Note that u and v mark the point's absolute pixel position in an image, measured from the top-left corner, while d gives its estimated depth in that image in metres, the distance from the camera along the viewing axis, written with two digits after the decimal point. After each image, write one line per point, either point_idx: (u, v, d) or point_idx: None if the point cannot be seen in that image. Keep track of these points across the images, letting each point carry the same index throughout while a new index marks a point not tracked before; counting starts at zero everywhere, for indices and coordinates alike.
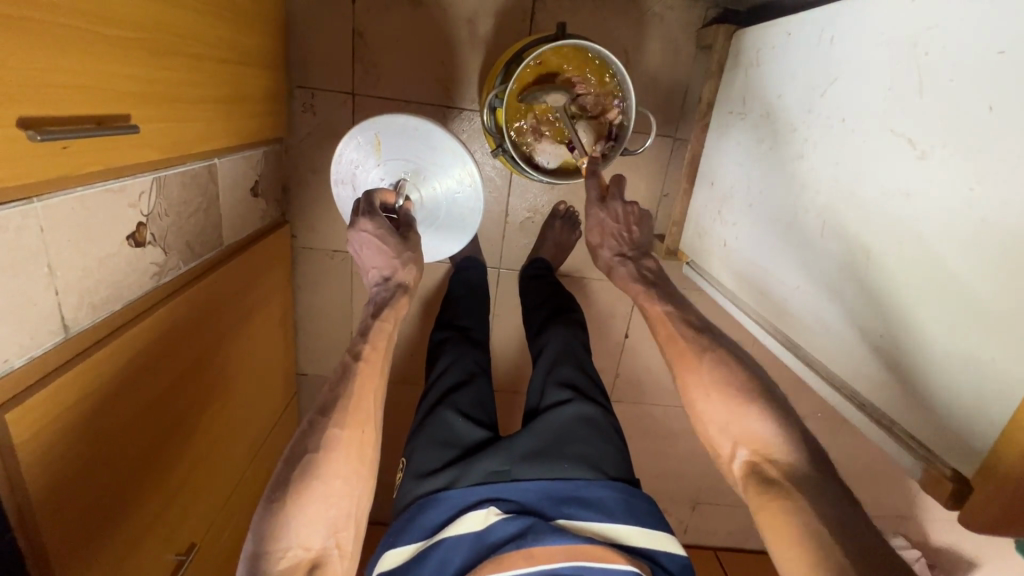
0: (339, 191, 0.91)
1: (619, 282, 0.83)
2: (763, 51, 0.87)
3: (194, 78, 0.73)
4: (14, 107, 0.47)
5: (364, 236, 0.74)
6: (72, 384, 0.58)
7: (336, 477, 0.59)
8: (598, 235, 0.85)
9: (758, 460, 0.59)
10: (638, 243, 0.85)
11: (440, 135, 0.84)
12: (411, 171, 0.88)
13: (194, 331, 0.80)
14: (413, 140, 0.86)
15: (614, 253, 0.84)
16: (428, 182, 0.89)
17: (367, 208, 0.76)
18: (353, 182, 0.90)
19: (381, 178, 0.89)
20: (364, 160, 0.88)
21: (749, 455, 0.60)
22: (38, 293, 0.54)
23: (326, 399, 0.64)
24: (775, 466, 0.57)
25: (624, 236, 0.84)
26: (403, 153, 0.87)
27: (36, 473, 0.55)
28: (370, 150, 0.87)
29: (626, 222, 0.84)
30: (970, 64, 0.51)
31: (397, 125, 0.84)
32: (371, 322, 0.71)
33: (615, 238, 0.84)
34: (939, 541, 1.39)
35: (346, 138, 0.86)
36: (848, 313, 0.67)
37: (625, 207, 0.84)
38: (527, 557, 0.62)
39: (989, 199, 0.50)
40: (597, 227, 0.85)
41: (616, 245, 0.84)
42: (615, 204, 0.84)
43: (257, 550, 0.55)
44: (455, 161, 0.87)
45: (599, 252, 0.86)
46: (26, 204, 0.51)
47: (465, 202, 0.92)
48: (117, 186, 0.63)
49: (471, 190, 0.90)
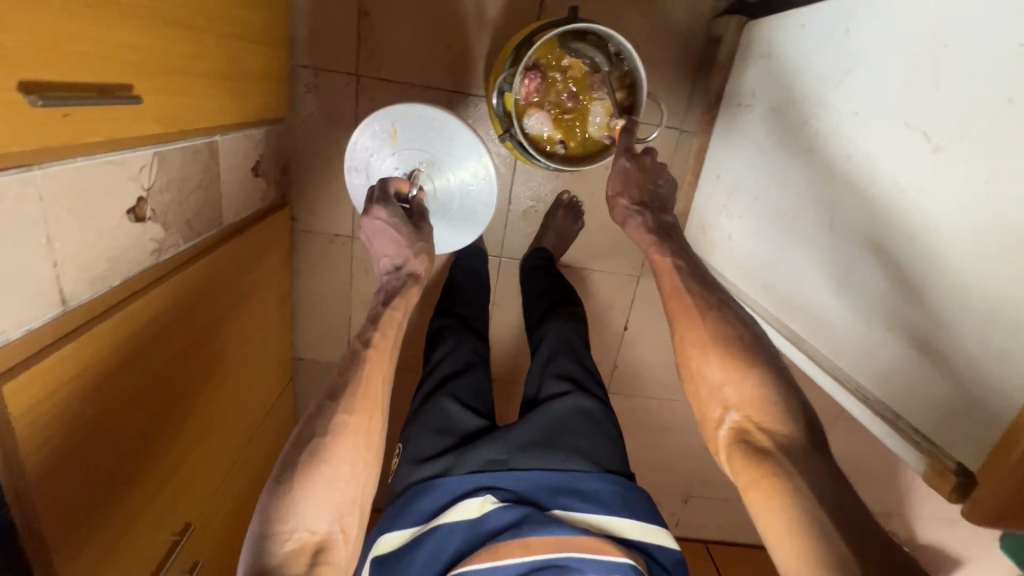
0: (353, 179, 0.90)
1: (629, 234, 0.79)
2: (775, 43, 0.87)
3: (196, 51, 0.71)
4: (14, 71, 0.45)
5: (377, 224, 0.73)
6: (71, 358, 0.57)
7: (343, 463, 0.58)
8: (619, 184, 0.81)
9: (747, 426, 0.59)
10: (657, 196, 0.81)
11: (458, 126, 0.83)
12: (427, 161, 0.87)
13: (192, 311, 0.79)
14: (429, 131, 0.85)
15: (633, 202, 0.79)
16: (442, 173, 0.88)
17: (380, 196, 0.76)
18: (367, 170, 0.89)
19: (395, 167, 0.88)
20: (378, 148, 0.87)
21: (739, 420, 0.59)
22: (36, 265, 0.53)
23: (335, 383, 0.63)
24: (765, 434, 0.57)
25: (646, 188, 0.81)
26: (419, 143, 0.86)
27: (33, 447, 0.54)
28: (385, 139, 0.86)
29: (651, 175, 0.82)
30: (991, 56, 0.50)
31: (414, 115, 0.83)
32: (381, 310, 0.70)
33: (639, 188, 0.80)
34: (926, 538, 1.42)
35: (362, 125, 0.84)
36: (854, 310, 0.67)
37: (653, 162, 0.83)
38: (523, 546, 0.62)
39: (1003, 195, 0.50)
40: (620, 175, 0.81)
41: (636, 194, 0.80)
42: (644, 156, 0.82)
43: (263, 531, 0.54)
44: (471, 153, 0.86)
45: (615, 201, 0.81)
46: (25, 172, 0.50)
47: (478, 195, 0.91)
48: (117, 159, 0.62)
49: (485, 183, 0.89)
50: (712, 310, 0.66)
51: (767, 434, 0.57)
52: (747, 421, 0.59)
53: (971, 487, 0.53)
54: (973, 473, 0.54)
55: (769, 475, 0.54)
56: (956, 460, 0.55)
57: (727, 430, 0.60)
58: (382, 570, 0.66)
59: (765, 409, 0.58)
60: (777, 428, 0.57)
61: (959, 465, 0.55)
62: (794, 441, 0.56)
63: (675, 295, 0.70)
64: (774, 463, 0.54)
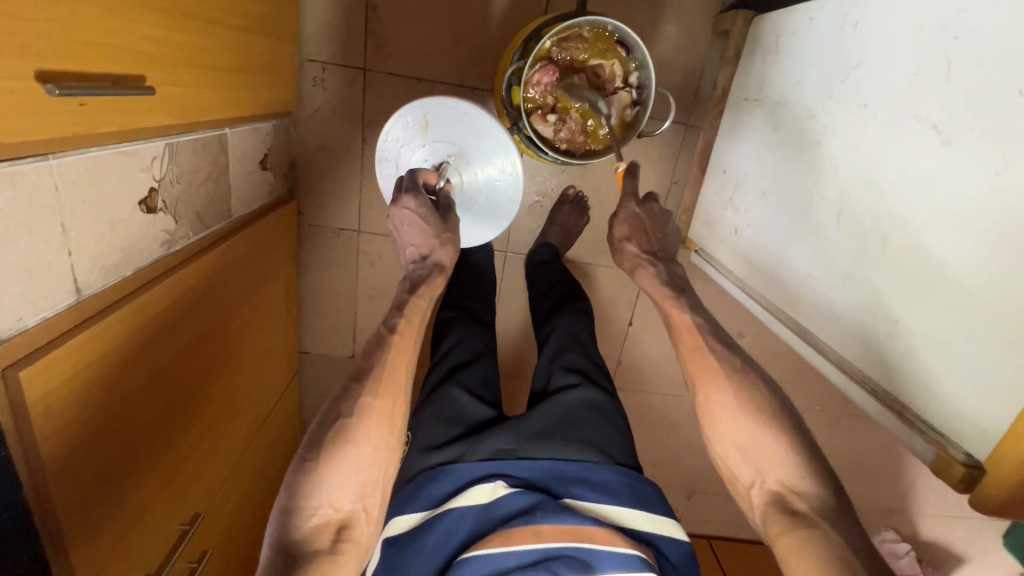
0: (383, 169, 0.90)
1: (639, 282, 0.80)
2: (783, 36, 0.87)
3: (208, 43, 0.72)
4: (31, 60, 0.46)
5: (405, 214, 0.74)
6: (84, 346, 0.57)
7: (367, 444, 0.59)
8: (628, 229, 0.82)
9: (783, 489, 0.59)
10: (664, 247, 0.83)
11: (487, 121, 0.84)
12: (455, 155, 0.87)
13: (202, 301, 0.79)
14: (461, 124, 0.85)
15: (642, 250, 0.81)
16: (471, 167, 0.88)
17: (411, 187, 0.76)
18: (397, 160, 0.89)
19: (423, 159, 0.88)
20: (409, 140, 0.87)
21: (774, 484, 0.60)
22: (51, 254, 0.53)
23: (359, 366, 0.64)
24: (800, 498, 0.58)
25: (653, 236, 0.82)
26: (449, 135, 0.86)
27: (48, 433, 0.54)
28: (416, 130, 0.86)
29: (658, 225, 0.83)
30: (1000, 48, 0.50)
31: (446, 108, 0.84)
32: (407, 297, 0.71)
33: (648, 236, 0.81)
34: (929, 535, 1.42)
35: (395, 115, 0.85)
36: (862, 301, 0.67)
37: (660, 210, 0.84)
38: (535, 533, 0.62)
39: (1012, 184, 0.50)
40: (631, 220, 0.82)
41: (644, 242, 0.82)
42: (651, 204, 0.83)
43: (288, 504, 0.55)
44: (500, 148, 0.87)
45: (623, 247, 0.83)
46: (42, 161, 0.50)
47: (504, 191, 0.90)
48: (130, 150, 0.62)
49: (512, 180, 0.89)
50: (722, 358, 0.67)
51: (802, 499, 0.58)
52: (783, 486, 0.59)
53: (979, 478, 0.53)
54: (982, 464, 0.53)
55: (803, 532, 0.55)
56: (964, 450, 0.55)
57: (761, 493, 0.60)
58: (391, 553, 0.66)
59: (795, 474, 0.59)
60: (808, 488, 0.59)
61: (967, 455, 0.55)
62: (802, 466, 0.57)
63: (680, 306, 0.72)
64: (811, 523, 0.56)
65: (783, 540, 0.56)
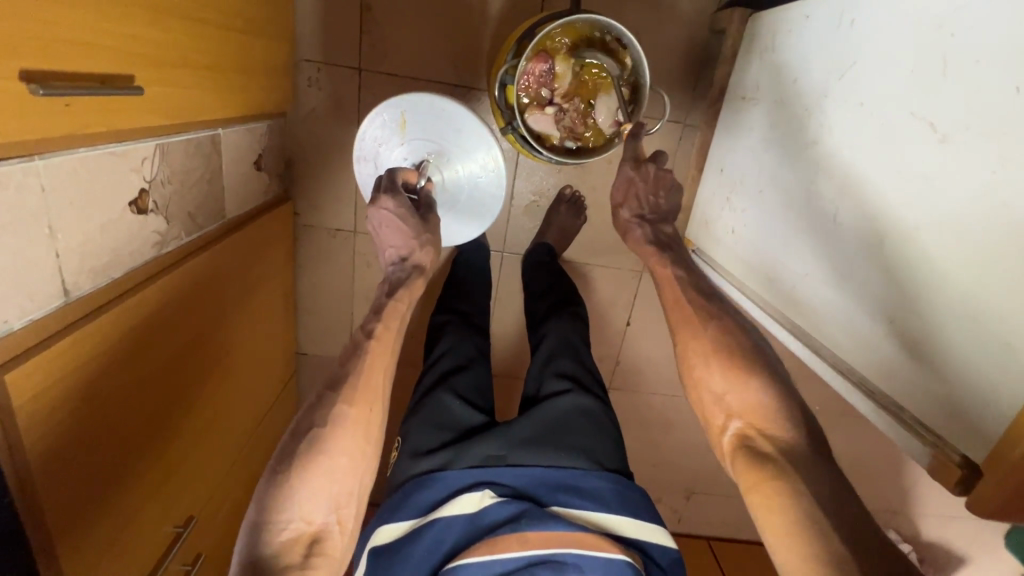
0: (361, 169, 0.89)
1: (629, 244, 0.84)
2: (779, 35, 0.86)
3: (198, 43, 0.71)
4: (16, 59, 0.45)
5: (383, 215, 0.73)
6: (72, 349, 0.57)
7: (341, 455, 0.58)
8: (622, 193, 0.85)
9: (750, 433, 0.59)
10: (660, 210, 0.85)
11: (468, 117, 0.83)
12: (435, 153, 0.87)
13: (194, 304, 0.79)
14: (440, 121, 0.84)
15: (634, 213, 0.84)
16: (451, 164, 0.88)
17: (388, 186, 0.76)
18: (375, 160, 0.88)
19: (403, 157, 0.88)
20: (388, 138, 0.86)
21: (742, 427, 0.59)
22: (38, 255, 0.53)
23: (335, 374, 0.63)
24: (768, 441, 0.57)
25: (650, 200, 0.84)
26: (428, 133, 0.85)
27: (36, 437, 0.54)
28: (395, 128, 0.86)
29: (655, 187, 0.84)
30: (998, 44, 0.50)
31: (425, 105, 0.83)
32: (385, 301, 0.70)
33: (638, 199, 0.83)
34: (930, 536, 1.41)
35: (372, 114, 0.84)
36: (858, 302, 0.67)
37: (658, 171, 0.83)
38: (521, 540, 0.62)
39: (1009, 184, 0.49)
40: (624, 184, 0.85)
41: (637, 205, 0.84)
42: (650, 167, 0.83)
43: (259, 519, 0.55)
44: (480, 145, 0.86)
45: (618, 210, 0.86)
46: (28, 162, 0.50)
47: (487, 187, 0.90)
48: (120, 150, 0.62)
49: (494, 176, 0.89)
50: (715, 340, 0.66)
51: (770, 440, 0.57)
52: (750, 426, 0.59)
53: (974, 481, 0.52)
54: (978, 465, 0.53)
55: (772, 477, 0.53)
56: (961, 453, 0.55)
57: (730, 436, 0.60)
58: (379, 562, 0.66)
59: (766, 414, 0.58)
60: (781, 435, 0.57)
61: (964, 458, 0.54)
62: (793, 443, 0.55)
63: (680, 302, 0.71)
64: (779, 468, 0.54)
65: (753, 494, 0.54)
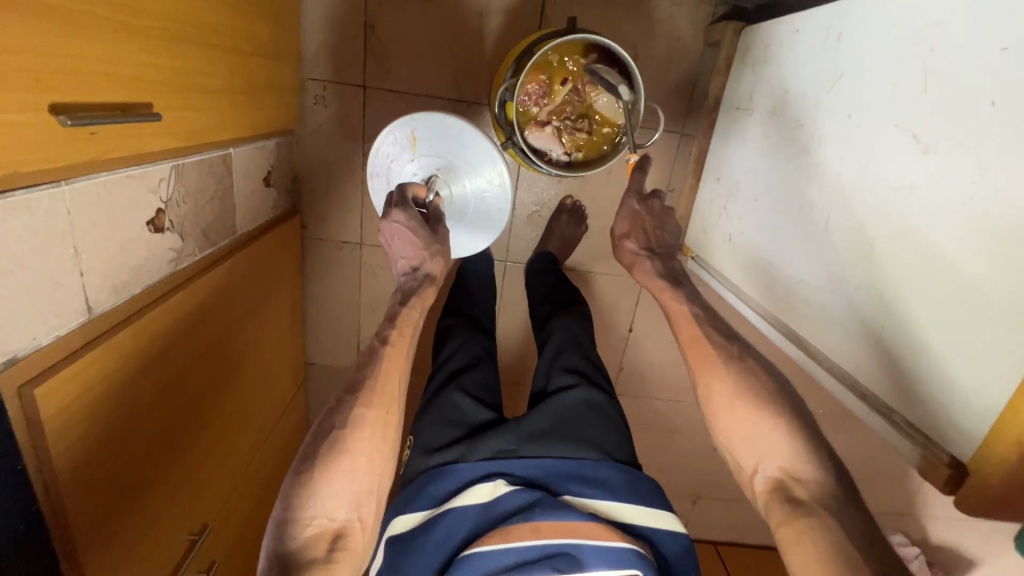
0: (376, 184, 0.93)
1: (638, 278, 0.83)
2: (771, 46, 0.89)
3: (211, 68, 0.74)
4: (46, 93, 0.49)
5: (396, 228, 0.75)
6: (94, 363, 0.59)
7: (361, 453, 0.60)
8: (627, 225, 0.84)
9: (783, 476, 0.61)
10: (666, 243, 0.84)
11: (474, 134, 0.85)
12: (444, 168, 0.90)
13: (209, 316, 0.82)
14: (448, 139, 0.87)
15: (640, 246, 0.83)
16: (459, 179, 0.90)
17: (400, 200, 0.77)
18: (388, 175, 0.92)
19: (414, 172, 0.91)
20: (398, 155, 0.90)
21: (775, 472, 0.61)
22: (63, 273, 0.56)
23: (353, 379, 0.65)
24: (800, 485, 0.59)
25: (655, 232, 0.84)
26: (438, 149, 0.88)
27: (62, 447, 0.57)
28: (405, 145, 0.89)
29: (659, 221, 0.84)
30: (976, 60, 0.52)
31: (433, 122, 0.86)
32: (399, 309, 0.72)
33: (645, 233, 0.83)
34: (939, 538, 1.41)
35: (386, 130, 0.87)
36: (850, 305, 0.68)
37: (662, 206, 0.85)
38: (534, 530, 0.64)
39: (989, 191, 0.51)
40: (630, 217, 0.84)
41: (643, 238, 0.83)
42: (653, 202, 0.84)
43: (284, 516, 0.57)
44: (486, 160, 0.88)
45: (622, 244, 0.85)
46: (55, 187, 0.53)
47: (493, 201, 0.93)
48: (139, 173, 0.65)
49: (500, 190, 0.91)
50: (721, 341, 0.68)
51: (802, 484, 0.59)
52: (784, 473, 0.61)
53: (962, 479, 0.54)
54: (965, 465, 0.54)
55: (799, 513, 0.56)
56: (949, 453, 0.56)
57: (764, 481, 0.62)
58: (396, 550, 0.68)
59: (795, 457, 0.60)
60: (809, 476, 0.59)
61: (951, 457, 0.56)
62: None
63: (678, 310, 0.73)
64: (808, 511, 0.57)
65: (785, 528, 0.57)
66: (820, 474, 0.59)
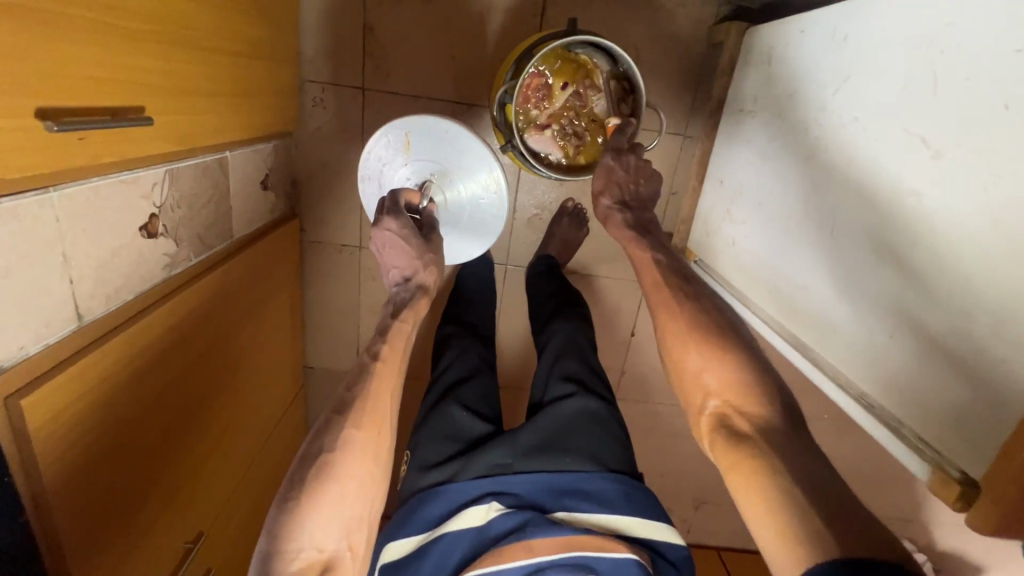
0: (366, 189, 0.91)
1: (612, 234, 0.82)
2: (776, 47, 0.87)
3: (205, 70, 0.73)
4: (33, 98, 0.47)
5: (387, 236, 0.74)
6: (85, 372, 0.58)
7: (350, 480, 0.59)
8: (602, 181, 0.83)
9: (726, 410, 0.57)
10: (640, 197, 0.84)
11: (470, 139, 0.84)
12: (438, 173, 0.88)
13: (204, 322, 0.81)
14: (442, 143, 0.86)
15: (614, 201, 0.82)
16: (454, 185, 0.89)
17: (391, 207, 0.77)
18: (379, 179, 0.90)
19: (406, 177, 0.89)
20: (391, 159, 0.88)
21: (718, 406, 0.58)
22: (52, 282, 0.55)
23: (342, 399, 0.64)
24: (742, 418, 0.55)
25: (630, 186, 0.83)
26: (432, 154, 0.87)
27: (52, 458, 0.56)
28: (398, 149, 0.87)
29: (635, 175, 0.84)
30: (988, 62, 0.50)
31: (429, 125, 0.84)
32: (390, 322, 0.71)
33: (619, 187, 0.82)
34: (945, 544, 1.37)
35: (376, 135, 0.86)
36: (857, 313, 0.67)
37: (638, 161, 0.84)
38: (527, 548, 0.62)
39: (1001, 200, 0.50)
40: (604, 172, 0.83)
41: (618, 193, 0.83)
42: (628, 156, 0.83)
43: (270, 549, 0.55)
44: (481, 165, 0.87)
45: (598, 199, 0.84)
46: (43, 194, 0.52)
47: (488, 208, 0.91)
48: (129, 178, 0.64)
49: (496, 196, 0.89)
50: None
51: (745, 417, 0.55)
52: (726, 406, 0.57)
53: (975, 497, 0.52)
54: (977, 481, 0.53)
55: (748, 456, 0.52)
56: (960, 469, 0.55)
57: (708, 416, 0.58)
58: None
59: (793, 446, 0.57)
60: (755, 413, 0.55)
61: (962, 474, 0.54)
62: (773, 423, 0.54)
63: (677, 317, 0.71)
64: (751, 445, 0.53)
65: (731, 472, 0.53)
66: (772, 414, 0.55)
